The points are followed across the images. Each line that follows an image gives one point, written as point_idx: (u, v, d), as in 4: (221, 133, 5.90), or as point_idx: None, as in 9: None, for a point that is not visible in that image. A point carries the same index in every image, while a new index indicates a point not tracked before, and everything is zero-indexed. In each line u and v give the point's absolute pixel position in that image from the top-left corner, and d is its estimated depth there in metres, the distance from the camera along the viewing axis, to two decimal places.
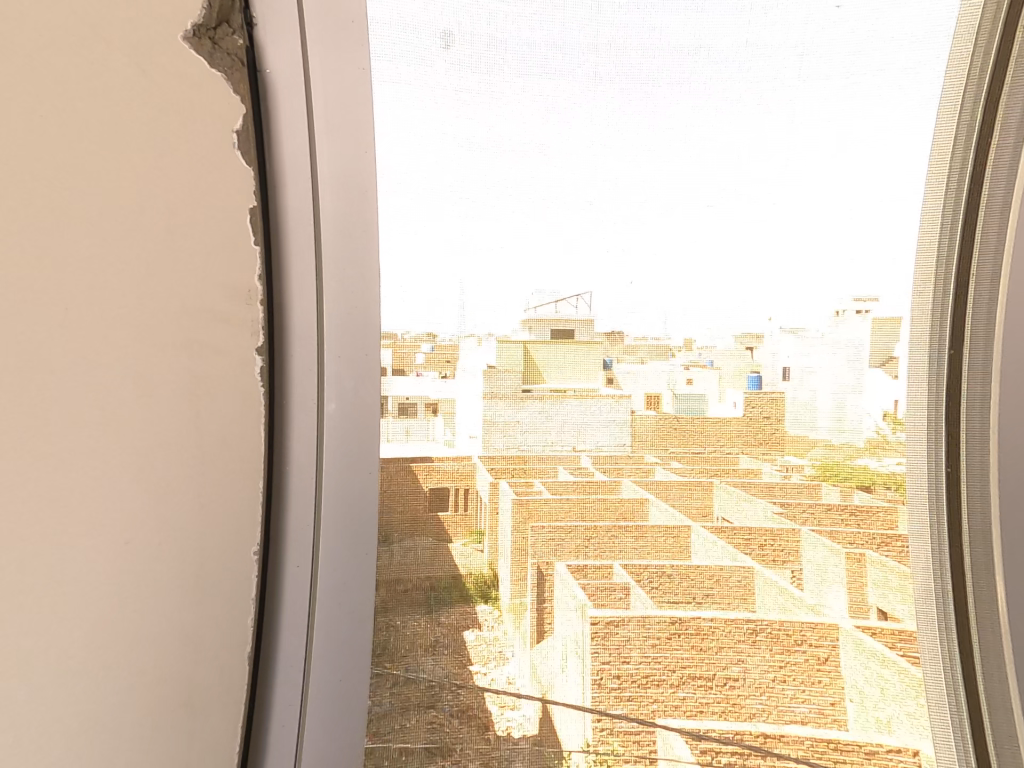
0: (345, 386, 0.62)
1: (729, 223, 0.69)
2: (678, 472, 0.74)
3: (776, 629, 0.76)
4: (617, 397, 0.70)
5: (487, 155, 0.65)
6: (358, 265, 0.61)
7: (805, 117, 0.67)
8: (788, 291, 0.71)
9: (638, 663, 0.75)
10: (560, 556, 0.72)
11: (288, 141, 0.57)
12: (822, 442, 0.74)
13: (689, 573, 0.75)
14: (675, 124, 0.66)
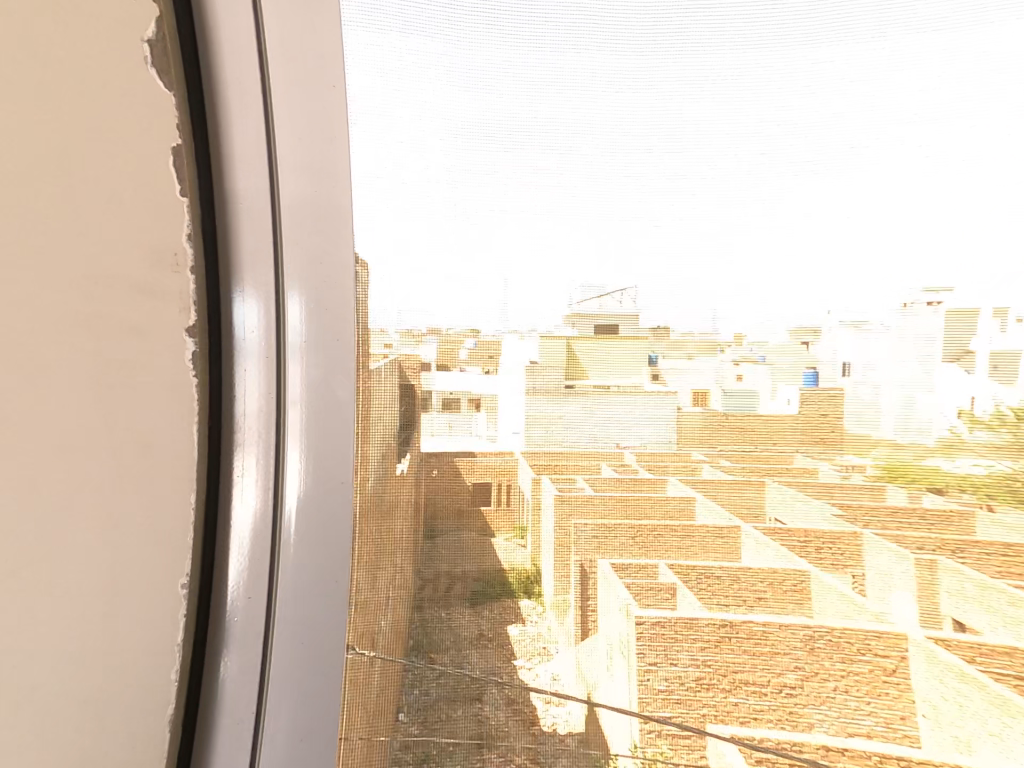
0: (311, 363, 0.64)
1: (788, 215, 0.67)
2: (727, 470, 0.72)
3: (837, 637, 0.72)
4: (663, 392, 0.69)
5: (532, 147, 0.65)
6: (320, 232, 0.62)
7: (836, 91, 0.64)
8: (848, 282, 0.67)
9: (685, 665, 0.75)
10: (604, 554, 0.72)
11: (242, 119, 0.59)
12: (886, 440, 0.68)
13: (740, 575, 0.73)
14: (696, 105, 0.66)
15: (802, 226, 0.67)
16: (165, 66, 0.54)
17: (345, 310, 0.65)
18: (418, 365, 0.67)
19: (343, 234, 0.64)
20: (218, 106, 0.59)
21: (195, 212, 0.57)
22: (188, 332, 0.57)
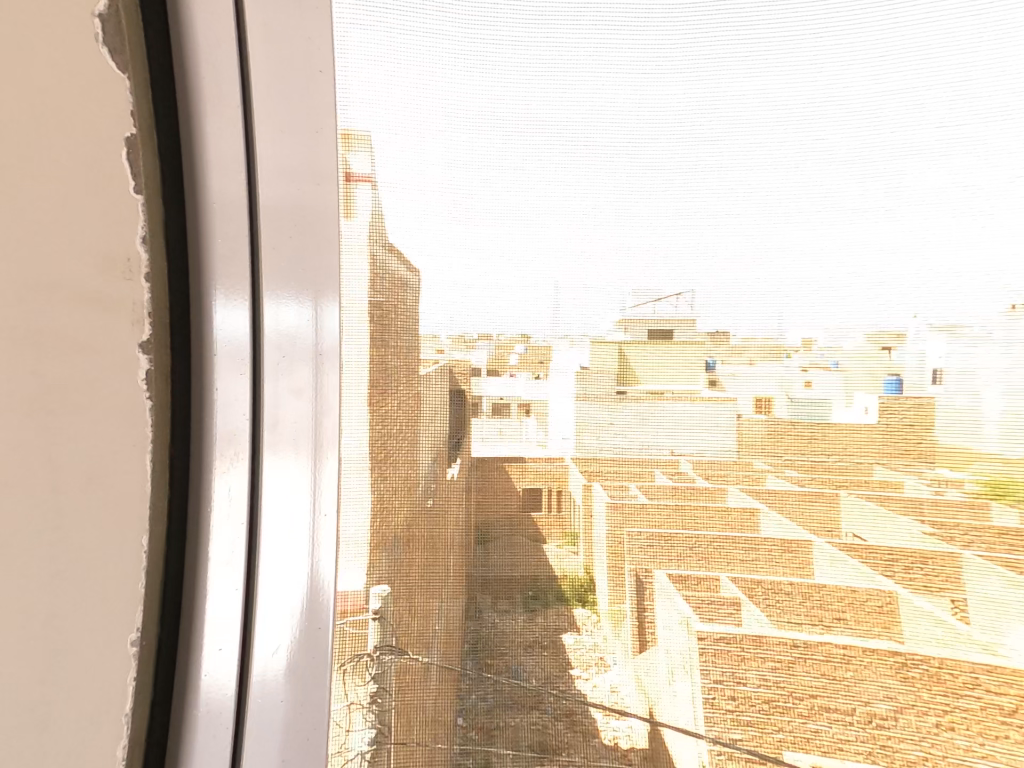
0: (290, 386, 0.54)
1: (853, 211, 0.64)
2: (795, 481, 0.68)
3: (932, 667, 0.68)
4: (721, 399, 0.67)
5: (584, 154, 0.65)
6: (304, 251, 0.54)
7: (923, 81, 0.62)
8: (929, 281, 0.63)
9: (756, 686, 0.71)
10: (659, 564, 0.71)
11: (216, 122, 0.50)
12: (993, 456, 0.64)
13: (813, 593, 0.69)
14: (761, 99, 0.64)
15: (869, 224, 0.64)
16: (119, 43, 0.44)
17: (330, 319, 0.56)
18: (468, 369, 0.68)
19: (332, 237, 0.55)
20: (190, 106, 0.49)
21: (161, 217, 0.47)
22: (140, 348, 0.45)
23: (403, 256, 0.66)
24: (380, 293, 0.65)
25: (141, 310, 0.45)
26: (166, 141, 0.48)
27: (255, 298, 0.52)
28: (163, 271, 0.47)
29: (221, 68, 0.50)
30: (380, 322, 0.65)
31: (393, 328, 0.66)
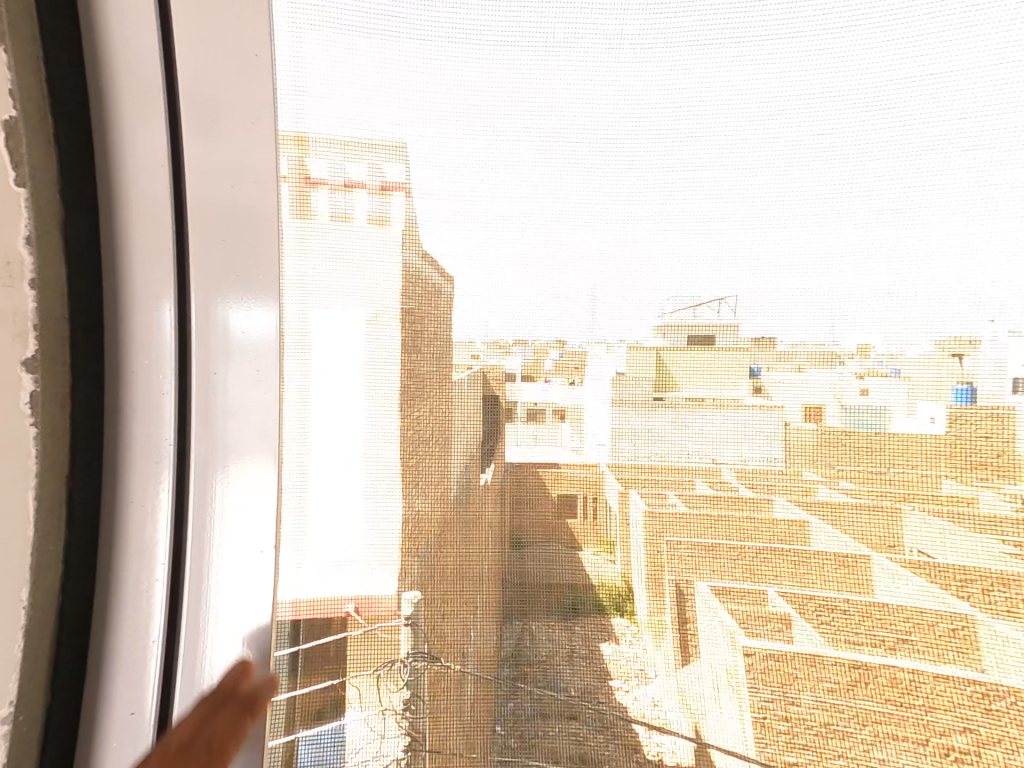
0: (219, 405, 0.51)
1: (913, 211, 0.60)
2: (849, 492, 0.65)
3: (1015, 698, 0.63)
4: (767, 407, 0.65)
5: (617, 162, 0.63)
6: (241, 253, 0.51)
7: (997, 68, 0.55)
8: (999, 281, 0.58)
9: (810, 707, 0.68)
10: (701, 574, 0.68)
11: (141, 124, 0.44)
12: None
13: (874, 611, 0.65)
14: (808, 100, 0.59)
15: (928, 224, 0.60)
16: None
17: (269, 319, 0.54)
18: (504, 375, 0.69)
19: (269, 242, 0.53)
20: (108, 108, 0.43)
21: (60, 218, 0.42)
22: (26, 368, 0.40)
23: (436, 264, 0.67)
24: (414, 299, 0.68)
25: (24, 320, 0.40)
26: (68, 144, 0.43)
27: (192, 316, 0.48)
28: (62, 286, 0.43)
29: (146, 71, 0.44)
30: (413, 328, 0.68)
31: (425, 337, 0.68)
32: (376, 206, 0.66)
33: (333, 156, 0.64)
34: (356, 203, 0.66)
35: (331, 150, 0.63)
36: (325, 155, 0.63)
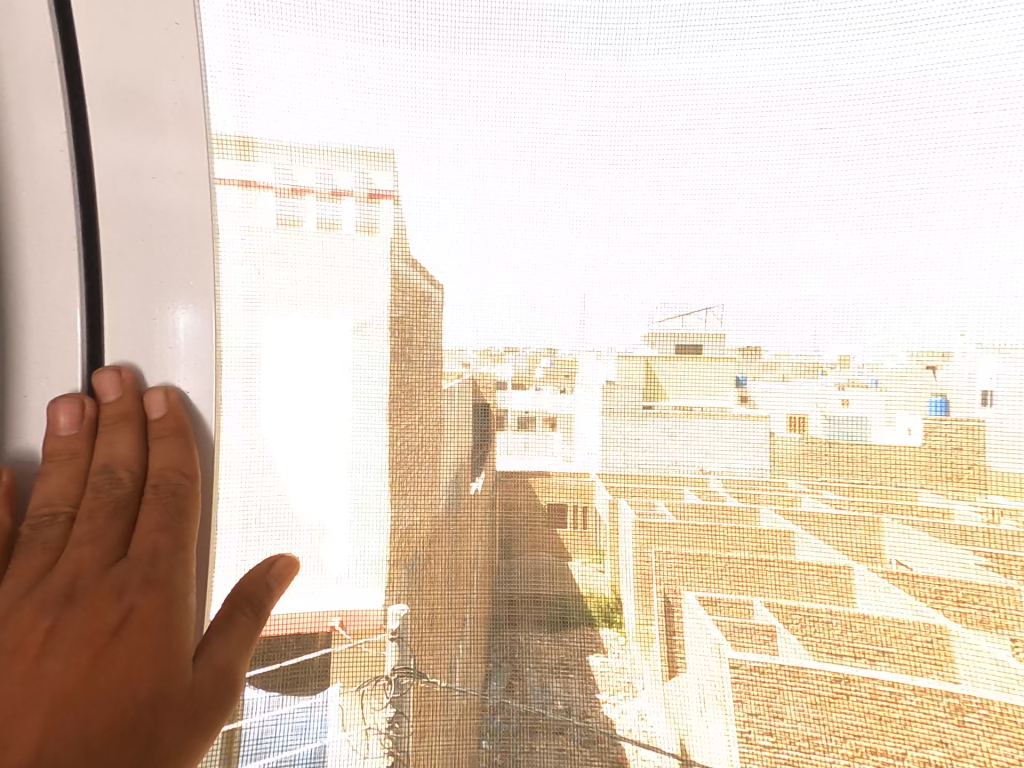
0: (137, 377, 0.57)
1: (886, 226, 0.61)
2: (832, 502, 0.66)
3: (990, 709, 0.64)
4: (753, 416, 0.66)
5: (598, 172, 0.64)
6: (172, 246, 0.55)
7: (962, 91, 0.58)
8: (970, 296, 0.60)
9: (794, 721, 0.69)
10: (689, 584, 0.70)
11: (41, 116, 0.50)
12: None
13: (858, 622, 0.66)
14: (781, 115, 0.61)
15: (902, 239, 0.61)
16: None
17: (200, 314, 0.57)
18: (494, 382, 0.69)
19: (203, 243, 0.56)
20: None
21: None
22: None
23: (426, 271, 0.67)
24: (405, 308, 0.68)
25: None
26: None
27: (95, 294, 0.54)
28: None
29: (41, 69, 0.49)
30: (401, 337, 0.68)
31: (415, 347, 0.69)
32: (362, 212, 0.66)
33: (310, 164, 0.64)
34: (343, 211, 0.66)
35: (294, 157, 0.63)
36: (280, 161, 0.63)
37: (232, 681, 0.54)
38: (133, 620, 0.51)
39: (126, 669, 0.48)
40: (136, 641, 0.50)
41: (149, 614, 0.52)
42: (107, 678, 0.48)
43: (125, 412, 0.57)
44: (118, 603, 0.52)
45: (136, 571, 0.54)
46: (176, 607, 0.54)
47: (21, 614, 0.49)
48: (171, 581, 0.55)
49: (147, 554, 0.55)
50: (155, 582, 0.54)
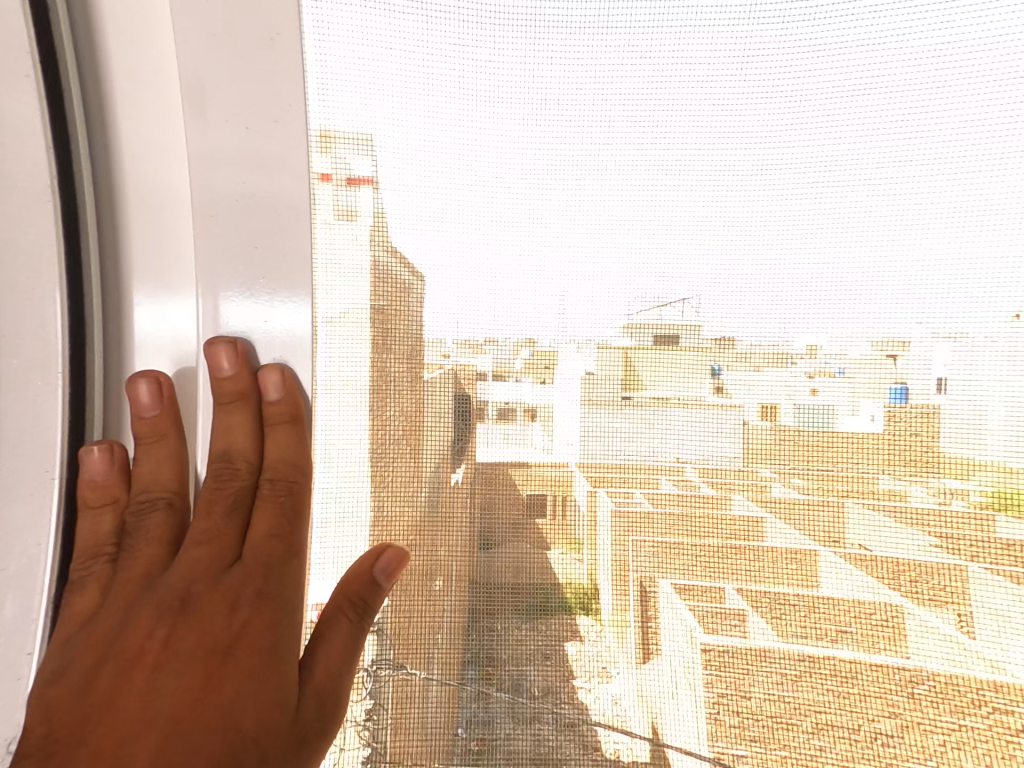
0: (249, 350, 0.57)
1: (846, 224, 0.63)
2: (801, 490, 0.68)
3: (939, 682, 0.67)
4: (727, 405, 0.68)
5: (568, 168, 0.63)
6: (274, 236, 0.55)
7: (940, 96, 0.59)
8: (925, 292, 0.63)
9: (761, 700, 0.71)
10: (664, 573, 0.71)
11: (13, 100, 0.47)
12: (994, 464, 0.64)
13: (819, 603, 0.69)
14: (746, 114, 0.62)
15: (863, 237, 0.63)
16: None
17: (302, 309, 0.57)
18: (474, 374, 0.68)
19: (300, 232, 0.55)
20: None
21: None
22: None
23: (405, 262, 0.66)
24: (383, 298, 0.66)
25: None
26: None
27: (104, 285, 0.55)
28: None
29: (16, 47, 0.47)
30: (381, 328, 0.67)
31: (394, 336, 0.67)
32: (338, 197, 0.63)
33: None
34: (318, 198, 0.63)
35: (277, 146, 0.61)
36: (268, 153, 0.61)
37: (334, 699, 0.60)
38: (245, 633, 0.58)
39: (233, 695, 0.54)
40: (246, 662, 0.56)
41: (259, 628, 0.58)
42: (216, 705, 0.53)
43: (241, 392, 0.57)
44: (230, 618, 0.58)
45: (243, 584, 0.60)
46: (281, 623, 0.59)
47: (143, 616, 0.56)
48: (276, 589, 0.61)
49: (262, 561, 0.61)
50: (265, 596, 0.60)
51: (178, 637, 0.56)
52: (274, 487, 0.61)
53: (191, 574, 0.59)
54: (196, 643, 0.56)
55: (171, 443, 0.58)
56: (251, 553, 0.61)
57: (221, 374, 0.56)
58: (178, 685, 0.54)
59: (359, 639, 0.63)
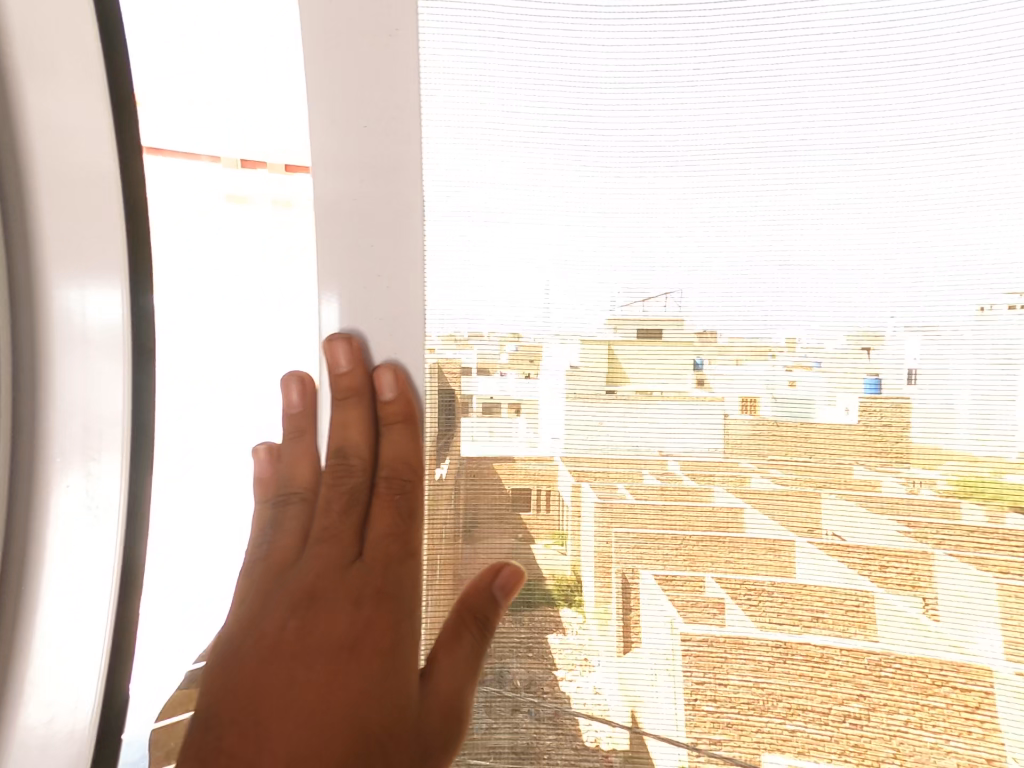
0: (363, 345, 0.64)
1: (806, 220, 0.63)
2: (779, 480, 0.69)
3: (906, 664, 0.69)
4: (710, 399, 0.67)
5: (531, 167, 0.64)
6: (390, 238, 0.60)
7: (927, 92, 0.59)
8: (894, 285, 0.62)
9: (736, 687, 0.72)
10: (645, 564, 0.72)
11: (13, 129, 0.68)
12: (961, 454, 0.64)
13: (797, 591, 0.70)
14: (697, 114, 0.63)
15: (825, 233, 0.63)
16: None
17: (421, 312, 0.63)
18: (459, 369, 0.69)
19: (415, 231, 0.61)
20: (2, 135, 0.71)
21: None
22: None
23: None
24: None
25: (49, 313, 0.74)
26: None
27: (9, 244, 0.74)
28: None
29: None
30: None
31: None
32: None
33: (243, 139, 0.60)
34: None
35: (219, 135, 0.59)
36: None
37: (455, 702, 0.70)
38: (368, 630, 0.70)
39: (350, 693, 0.67)
40: (368, 660, 0.69)
41: (378, 628, 0.71)
42: (341, 704, 0.66)
43: (355, 386, 0.66)
44: (357, 614, 0.71)
45: (366, 585, 0.73)
46: (400, 622, 0.72)
47: (279, 611, 0.73)
48: (396, 586, 0.74)
49: (383, 560, 0.75)
50: (384, 594, 0.73)
51: (310, 633, 0.71)
52: (393, 484, 0.75)
53: (331, 573, 0.75)
54: (326, 637, 0.70)
55: (307, 439, 0.82)
56: (374, 550, 0.75)
57: (338, 370, 0.64)
58: (311, 674, 0.68)
59: (479, 653, 0.71)
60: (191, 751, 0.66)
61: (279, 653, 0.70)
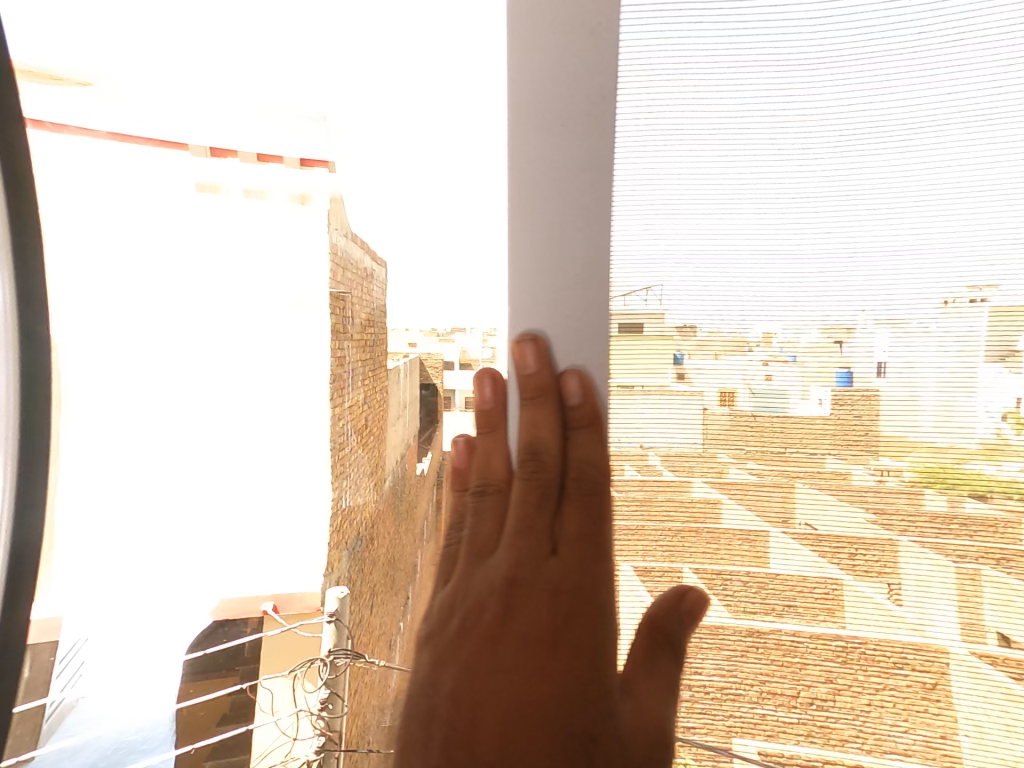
0: (549, 345, 0.54)
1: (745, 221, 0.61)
2: (756, 473, 0.71)
3: (866, 647, 0.75)
4: (690, 393, 0.68)
5: None
6: (586, 226, 0.50)
7: (926, 70, 0.55)
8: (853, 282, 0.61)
9: (710, 674, 0.80)
10: (627, 557, 0.75)
11: None
12: (926, 445, 0.65)
13: (769, 578, 0.76)
14: (637, 96, 0.55)
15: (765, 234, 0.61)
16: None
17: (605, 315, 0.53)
18: None
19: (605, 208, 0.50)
20: None
21: None
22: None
23: None
24: None
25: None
26: None
27: None
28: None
29: None
30: None
31: None
32: None
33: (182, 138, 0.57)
34: None
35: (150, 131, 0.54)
36: None
37: (656, 731, 0.52)
38: (572, 626, 0.56)
39: (555, 685, 0.52)
40: (568, 662, 0.54)
41: (532, 612, 0.56)
42: (530, 693, 0.51)
43: (543, 387, 0.55)
44: (554, 605, 0.57)
45: (561, 581, 0.58)
46: (602, 628, 0.57)
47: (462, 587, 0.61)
48: (592, 577, 0.58)
49: (561, 573, 0.58)
50: (581, 588, 0.58)
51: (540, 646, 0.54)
52: (585, 482, 0.59)
53: (490, 571, 0.61)
54: (527, 626, 0.56)
55: (497, 434, 0.62)
56: (566, 545, 0.60)
57: (527, 373, 0.54)
58: (503, 657, 0.54)
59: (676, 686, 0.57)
60: (412, 730, 0.53)
61: (508, 651, 0.54)
